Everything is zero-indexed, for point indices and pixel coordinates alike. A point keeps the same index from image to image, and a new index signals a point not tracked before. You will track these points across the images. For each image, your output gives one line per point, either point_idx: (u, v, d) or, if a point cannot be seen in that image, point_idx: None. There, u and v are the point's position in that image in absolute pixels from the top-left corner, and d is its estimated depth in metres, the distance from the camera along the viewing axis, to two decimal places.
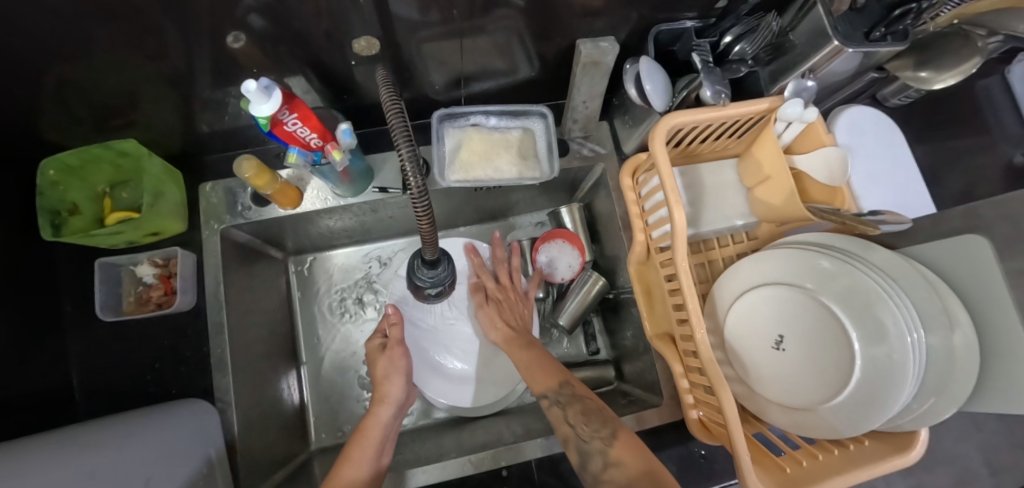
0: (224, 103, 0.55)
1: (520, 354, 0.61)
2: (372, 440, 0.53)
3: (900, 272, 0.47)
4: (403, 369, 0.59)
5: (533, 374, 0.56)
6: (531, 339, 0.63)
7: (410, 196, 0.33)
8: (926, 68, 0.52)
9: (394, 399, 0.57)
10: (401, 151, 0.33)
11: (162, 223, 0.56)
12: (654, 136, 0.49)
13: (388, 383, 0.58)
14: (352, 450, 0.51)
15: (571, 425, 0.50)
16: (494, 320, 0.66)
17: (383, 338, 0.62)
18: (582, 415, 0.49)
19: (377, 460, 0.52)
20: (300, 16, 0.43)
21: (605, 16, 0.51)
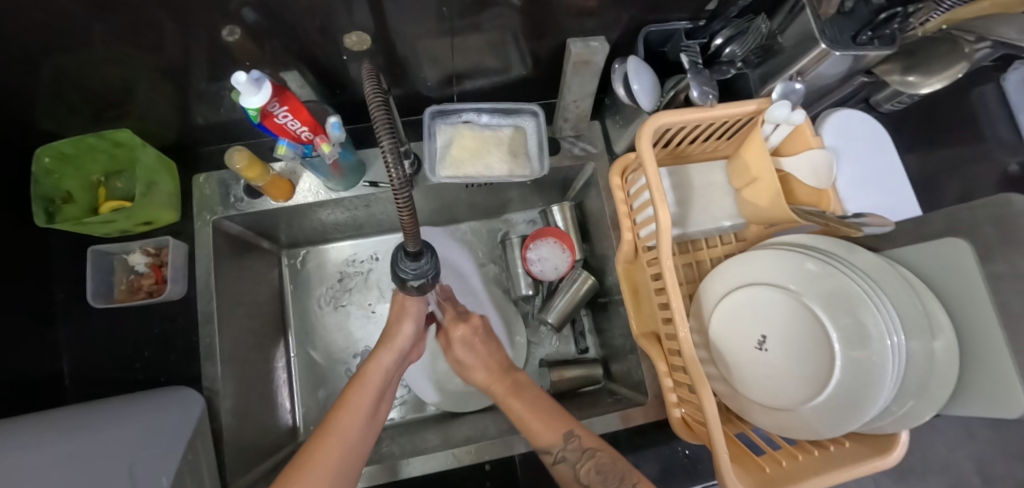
0: (219, 95, 0.56)
1: (514, 404, 0.53)
2: (371, 385, 0.52)
3: (883, 275, 0.47)
4: (414, 315, 0.57)
5: (528, 424, 0.50)
6: (522, 380, 0.56)
7: (392, 188, 0.32)
8: (915, 72, 0.52)
9: (397, 346, 0.56)
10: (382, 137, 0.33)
11: (155, 213, 0.57)
12: (641, 136, 0.49)
13: (397, 326, 0.56)
14: (349, 394, 0.51)
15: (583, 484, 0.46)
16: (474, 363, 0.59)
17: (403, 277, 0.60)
18: (597, 475, 0.45)
19: (375, 406, 0.51)
20: (293, 11, 0.44)
21: (596, 17, 0.52)
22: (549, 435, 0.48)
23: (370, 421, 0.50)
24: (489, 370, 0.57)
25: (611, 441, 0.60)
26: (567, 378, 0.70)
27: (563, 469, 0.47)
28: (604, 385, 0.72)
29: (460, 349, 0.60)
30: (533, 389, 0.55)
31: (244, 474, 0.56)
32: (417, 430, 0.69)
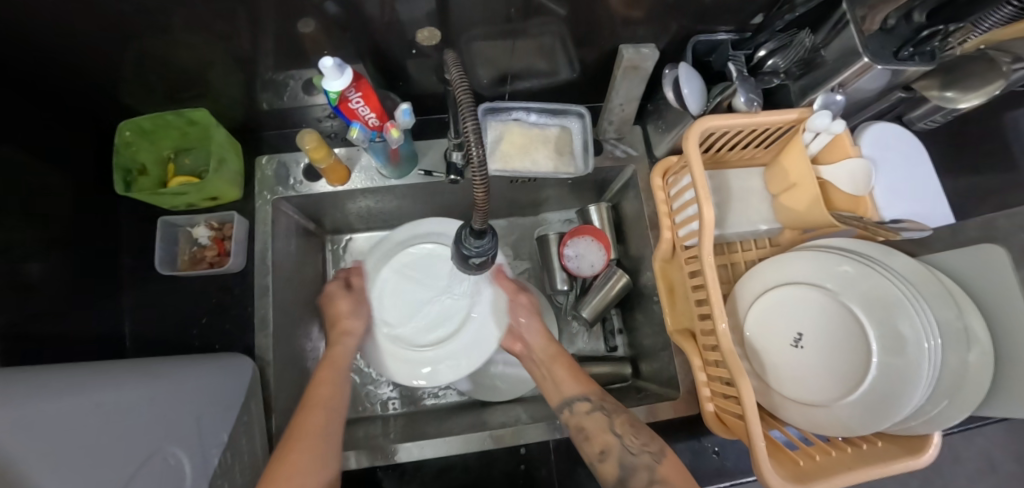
0: (287, 84, 0.60)
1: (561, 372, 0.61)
2: (339, 367, 0.59)
3: (922, 281, 0.49)
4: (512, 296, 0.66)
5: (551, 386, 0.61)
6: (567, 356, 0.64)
7: (470, 168, 0.35)
8: (952, 89, 0.54)
9: (357, 330, 0.63)
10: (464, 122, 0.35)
11: (221, 189, 0.60)
12: (687, 137, 0.52)
13: (351, 318, 0.63)
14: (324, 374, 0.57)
15: (617, 434, 0.52)
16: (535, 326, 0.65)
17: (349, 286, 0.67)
18: (631, 427, 0.52)
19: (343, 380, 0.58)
20: (373, 7, 0.47)
21: (646, 25, 0.55)
22: (586, 387, 0.58)
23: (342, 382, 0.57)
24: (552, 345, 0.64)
25: None
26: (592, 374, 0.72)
27: (596, 416, 0.54)
28: (631, 381, 0.73)
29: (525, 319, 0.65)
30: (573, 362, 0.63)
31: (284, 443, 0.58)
32: (449, 418, 0.69)
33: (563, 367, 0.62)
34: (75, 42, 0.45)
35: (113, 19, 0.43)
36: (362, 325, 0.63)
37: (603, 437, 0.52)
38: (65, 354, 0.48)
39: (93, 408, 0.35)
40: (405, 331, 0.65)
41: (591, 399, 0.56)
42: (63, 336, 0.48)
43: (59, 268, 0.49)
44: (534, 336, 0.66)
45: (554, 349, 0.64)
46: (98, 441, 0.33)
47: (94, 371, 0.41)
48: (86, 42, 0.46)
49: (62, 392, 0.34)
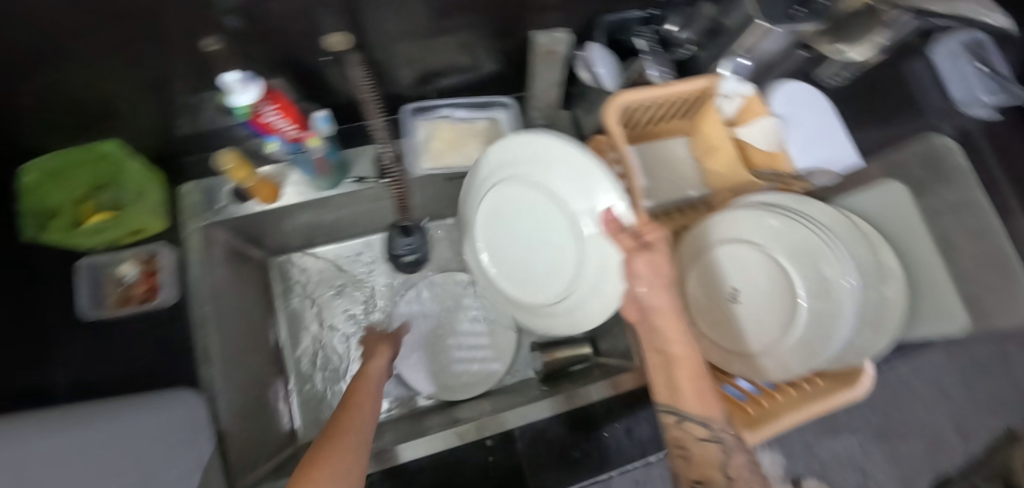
0: (200, 106, 0.58)
1: (682, 352, 0.41)
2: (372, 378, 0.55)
3: (837, 223, 0.52)
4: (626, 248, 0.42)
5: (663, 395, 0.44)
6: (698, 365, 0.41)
7: None
8: (844, 41, 0.59)
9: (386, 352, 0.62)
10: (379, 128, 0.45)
11: (143, 220, 0.58)
12: (607, 117, 0.54)
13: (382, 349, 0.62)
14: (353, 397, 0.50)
15: (728, 477, 0.40)
16: (667, 275, 0.41)
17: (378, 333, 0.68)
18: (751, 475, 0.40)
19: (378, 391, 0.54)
20: (275, 15, 0.46)
21: (557, 10, 0.56)
22: (705, 408, 0.41)
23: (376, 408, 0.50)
24: (676, 307, 0.41)
25: (606, 410, 0.61)
26: (558, 358, 0.71)
27: (712, 447, 0.40)
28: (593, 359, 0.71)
29: (644, 259, 0.40)
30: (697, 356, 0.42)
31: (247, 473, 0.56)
32: (418, 422, 0.67)
33: (692, 378, 0.41)
34: None
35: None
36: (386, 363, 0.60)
37: (705, 469, 0.41)
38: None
39: None
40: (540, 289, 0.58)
41: (710, 426, 0.41)
42: None
43: None
44: (662, 318, 0.42)
45: (676, 352, 0.41)
46: None
47: None
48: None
49: None
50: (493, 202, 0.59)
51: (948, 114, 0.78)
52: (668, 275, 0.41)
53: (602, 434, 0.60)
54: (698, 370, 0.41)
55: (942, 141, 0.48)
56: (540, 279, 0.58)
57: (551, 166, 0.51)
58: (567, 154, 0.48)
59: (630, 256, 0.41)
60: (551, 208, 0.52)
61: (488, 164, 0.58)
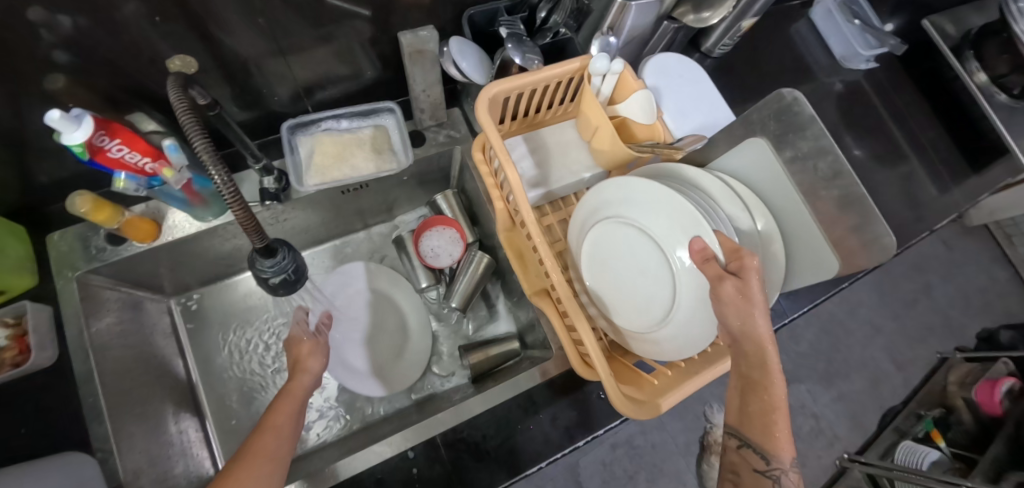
0: (51, 150, 0.54)
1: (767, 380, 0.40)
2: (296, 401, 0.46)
3: (712, 187, 0.53)
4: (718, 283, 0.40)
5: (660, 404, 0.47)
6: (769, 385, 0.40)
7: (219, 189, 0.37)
8: (705, 9, 0.59)
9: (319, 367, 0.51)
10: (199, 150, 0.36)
11: (9, 280, 0.53)
12: (478, 109, 0.52)
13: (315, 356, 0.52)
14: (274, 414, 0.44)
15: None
16: (744, 308, 0.39)
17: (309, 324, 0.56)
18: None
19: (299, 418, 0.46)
20: (101, 45, 0.44)
21: (419, 9, 0.55)
22: (772, 443, 0.39)
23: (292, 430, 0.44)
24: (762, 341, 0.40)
25: (528, 401, 0.61)
26: (490, 357, 0.69)
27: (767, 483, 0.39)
28: (523, 357, 0.70)
29: (728, 304, 0.40)
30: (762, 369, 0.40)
31: None
32: (348, 443, 0.66)
33: (755, 399, 0.40)
34: None
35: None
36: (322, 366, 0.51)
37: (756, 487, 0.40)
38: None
39: None
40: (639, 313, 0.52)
41: (771, 460, 0.39)
42: None
43: None
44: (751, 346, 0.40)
45: (760, 379, 0.40)
46: None
47: None
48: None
49: None
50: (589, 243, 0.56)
51: (832, 70, 0.83)
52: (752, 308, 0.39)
53: (527, 427, 0.60)
54: (778, 403, 0.39)
55: (789, 92, 0.48)
56: (635, 303, 0.53)
57: (631, 200, 0.53)
58: (659, 199, 0.50)
59: (715, 283, 0.40)
60: (643, 242, 0.52)
61: (580, 213, 0.58)
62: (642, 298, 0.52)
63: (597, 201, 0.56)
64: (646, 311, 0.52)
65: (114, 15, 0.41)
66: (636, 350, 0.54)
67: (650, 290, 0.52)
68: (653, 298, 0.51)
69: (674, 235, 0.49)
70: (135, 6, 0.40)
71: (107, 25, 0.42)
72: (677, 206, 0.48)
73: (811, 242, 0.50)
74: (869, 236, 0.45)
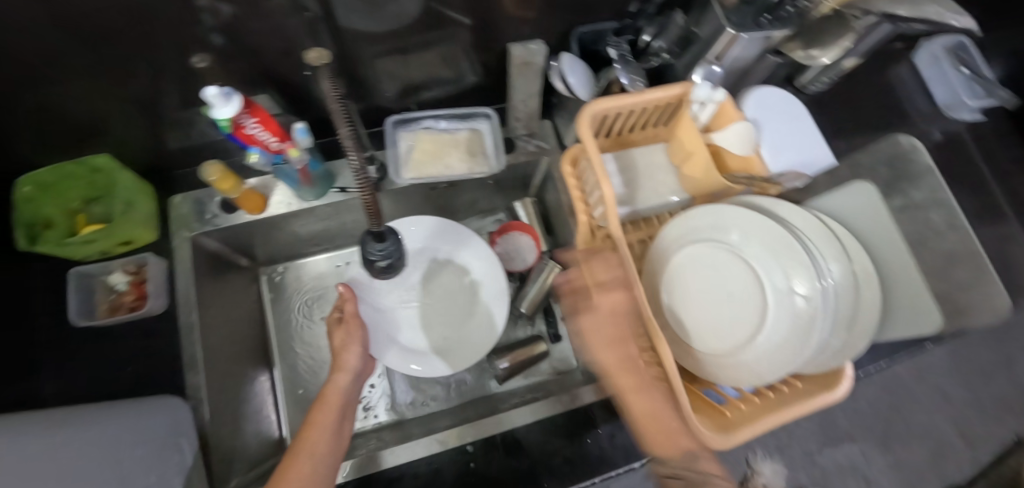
0: (189, 120, 0.60)
1: (638, 403, 0.50)
2: (334, 406, 0.51)
3: (807, 225, 0.52)
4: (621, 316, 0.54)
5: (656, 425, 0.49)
6: (650, 385, 0.51)
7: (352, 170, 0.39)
8: (814, 47, 0.59)
9: (352, 367, 0.56)
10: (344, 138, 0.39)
11: (134, 232, 0.59)
12: (580, 124, 0.54)
13: (346, 352, 0.56)
14: (316, 414, 0.50)
15: None
16: (612, 341, 0.53)
17: (340, 313, 0.60)
18: None
19: (338, 424, 0.51)
20: (255, 31, 0.49)
21: (532, 23, 0.58)
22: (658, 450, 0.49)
23: (334, 440, 0.49)
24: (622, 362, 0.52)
25: (586, 416, 0.61)
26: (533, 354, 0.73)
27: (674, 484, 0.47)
28: (578, 368, 0.75)
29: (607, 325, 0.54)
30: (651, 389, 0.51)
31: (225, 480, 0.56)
32: (402, 429, 0.68)
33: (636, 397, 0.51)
34: None
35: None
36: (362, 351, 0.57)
37: None
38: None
39: None
40: (723, 336, 0.53)
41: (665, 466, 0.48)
42: None
43: None
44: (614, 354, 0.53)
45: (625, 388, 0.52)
46: None
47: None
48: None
49: None
50: (673, 263, 0.57)
51: (933, 117, 0.79)
52: (612, 337, 0.53)
53: (584, 440, 0.60)
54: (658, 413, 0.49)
55: (906, 139, 0.48)
56: (719, 326, 0.53)
57: (725, 225, 0.55)
58: (755, 225, 0.53)
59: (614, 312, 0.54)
60: (732, 263, 0.54)
61: (667, 235, 0.58)
62: (726, 320, 0.53)
63: (683, 226, 0.58)
64: (732, 334, 0.52)
65: (267, 5, 0.45)
66: (709, 376, 0.53)
67: (737, 312, 0.53)
68: (739, 320, 0.53)
69: (767, 257, 0.52)
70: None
71: (259, 14, 0.46)
72: (773, 230, 0.52)
73: (907, 293, 0.48)
74: (980, 293, 0.43)
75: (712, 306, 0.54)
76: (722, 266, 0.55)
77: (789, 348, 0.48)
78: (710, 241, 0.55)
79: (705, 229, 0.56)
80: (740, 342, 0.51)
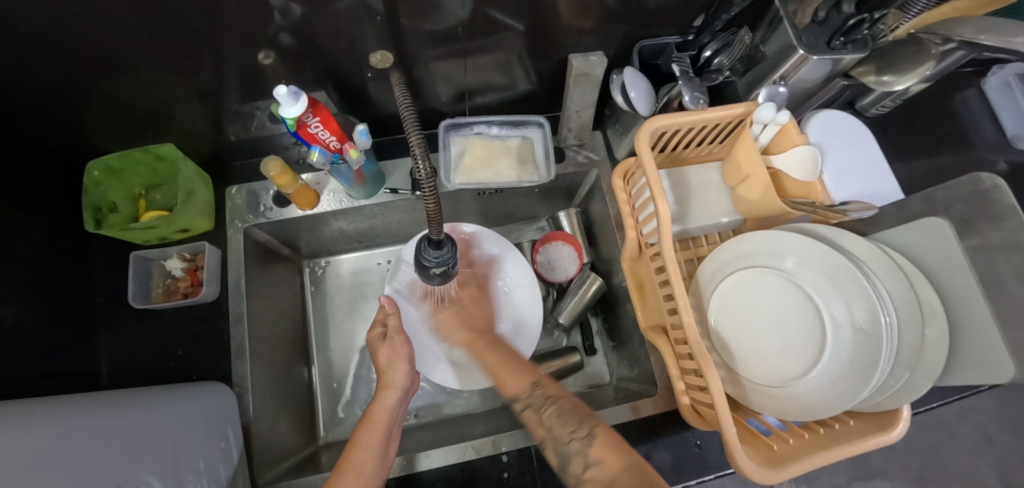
0: (250, 114, 0.62)
1: (486, 354, 0.58)
2: (379, 425, 0.53)
3: (871, 258, 0.51)
4: (483, 309, 0.66)
5: (501, 377, 0.54)
6: (496, 339, 0.61)
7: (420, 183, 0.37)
8: (888, 72, 0.56)
9: (399, 384, 0.58)
10: (413, 143, 0.37)
11: (193, 220, 0.62)
12: (639, 139, 0.53)
13: (393, 370, 0.59)
14: (362, 433, 0.52)
15: (547, 428, 0.48)
16: (456, 322, 0.63)
17: (383, 328, 0.62)
18: (558, 417, 0.48)
19: (384, 444, 0.52)
20: (324, 33, 0.50)
21: (593, 35, 0.58)
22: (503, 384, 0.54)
23: (379, 460, 0.50)
24: (472, 331, 0.62)
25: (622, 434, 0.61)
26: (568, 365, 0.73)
27: (528, 415, 0.50)
28: (610, 383, 0.76)
29: (451, 310, 0.64)
30: (505, 345, 0.60)
31: (266, 468, 0.58)
32: (434, 430, 0.69)
33: (484, 349, 0.59)
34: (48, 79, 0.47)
35: (74, 53, 0.45)
36: (407, 366, 0.59)
37: (537, 431, 0.49)
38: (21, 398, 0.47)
39: (54, 442, 0.35)
40: (772, 365, 0.51)
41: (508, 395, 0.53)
42: (24, 377, 0.48)
43: (18, 306, 0.50)
44: (445, 316, 0.64)
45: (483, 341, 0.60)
46: (62, 468, 0.34)
47: (69, 400, 0.42)
48: (39, 73, 0.47)
49: (24, 426, 0.35)
50: (724, 286, 0.56)
51: (1000, 148, 0.75)
52: (462, 319, 0.63)
53: None
54: (509, 358, 0.57)
55: (987, 177, 0.45)
56: (769, 354, 0.51)
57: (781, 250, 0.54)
58: (813, 253, 0.52)
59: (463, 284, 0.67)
60: (786, 290, 0.53)
61: (718, 257, 0.57)
62: (779, 351, 0.51)
63: (738, 250, 0.56)
64: (783, 364, 0.50)
65: (340, 8, 0.45)
66: (755, 406, 0.51)
67: (788, 341, 0.51)
68: (792, 352, 0.51)
69: (827, 289, 0.51)
70: (363, 3, 0.45)
71: (328, 15, 0.47)
72: (834, 259, 0.50)
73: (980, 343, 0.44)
74: None
75: (762, 332, 0.52)
76: (775, 292, 0.54)
77: (848, 386, 0.46)
78: (766, 267, 0.54)
79: (759, 253, 0.55)
80: (791, 371, 0.50)
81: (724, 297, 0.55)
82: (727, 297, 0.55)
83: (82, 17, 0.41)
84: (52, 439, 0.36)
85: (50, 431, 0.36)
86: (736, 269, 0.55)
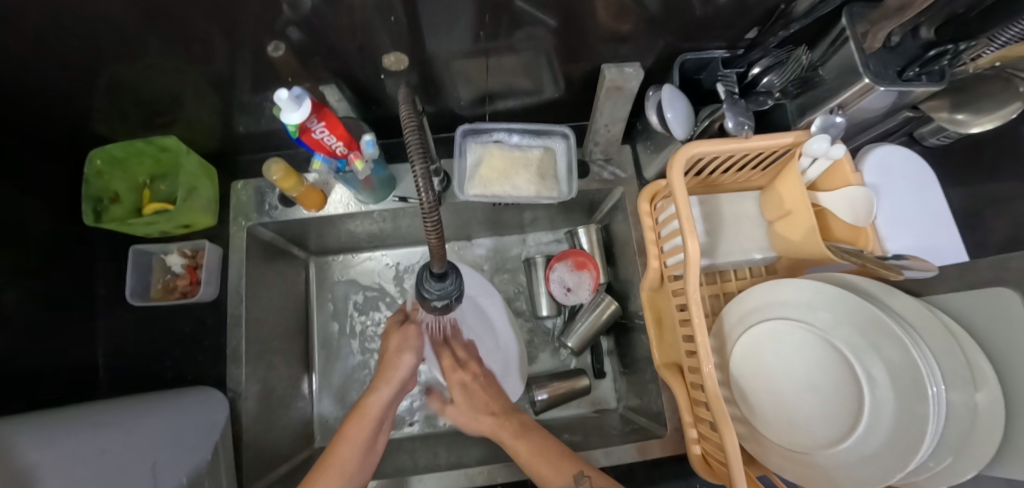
0: (261, 107, 0.58)
1: (517, 443, 0.54)
2: (369, 418, 0.53)
3: (919, 319, 0.45)
4: (414, 348, 0.59)
5: (538, 467, 0.50)
6: (525, 422, 0.58)
7: (421, 210, 0.32)
8: (964, 110, 0.50)
9: (397, 378, 0.56)
10: (413, 158, 0.32)
11: (193, 217, 0.59)
12: (672, 165, 0.48)
13: (396, 358, 0.58)
14: (348, 428, 0.52)
15: None
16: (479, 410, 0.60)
17: (403, 315, 0.65)
18: None
19: (371, 440, 0.53)
20: (335, 29, 0.45)
21: (632, 43, 0.52)
22: (541, 479, 0.50)
23: (363, 461, 0.51)
24: (495, 415, 0.59)
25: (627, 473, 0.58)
26: (573, 388, 0.70)
27: None
28: (617, 409, 0.73)
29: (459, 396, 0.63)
30: (536, 430, 0.57)
31: (259, 476, 0.56)
32: (433, 445, 0.68)
33: (519, 440, 0.55)
34: (46, 66, 0.45)
35: (68, 42, 0.42)
36: (414, 362, 0.58)
37: None
38: (13, 399, 0.46)
39: (24, 469, 0.34)
40: (796, 427, 0.47)
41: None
42: (19, 375, 0.47)
43: (15, 302, 0.48)
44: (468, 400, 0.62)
45: (506, 416, 0.59)
46: None
47: (49, 422, 0.41)
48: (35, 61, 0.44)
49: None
50: (747, 337, 0.52)
51: None
52: (480, 405, 0.61)
53: None
54: (542, 443, 0.54)
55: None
56: (793, 414, 0.48)
57: (811, 304, 0.49)
58: (851, 307, 0.46)
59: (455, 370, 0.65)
60: (816, 345, 0.49)
61: (742, 303, 0.53)
62: (806, 413, 0.47)
63: (768, 296, 0.51)
64: (806, 427, 0.47)
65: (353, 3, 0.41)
66: (773, 466, 0.47)
67: (813, 402, 0.48)
68: (820, 415, 0.47)
69: (865, 349, 0.46)
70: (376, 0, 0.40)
71: (340, 12, 0.42)
72: (875, 316, 0.44)
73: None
74: None
75: (786, 390, 0.49)
76: (804, 348, 0.49)
77: (883, 464, 0.41)
78: (798, 319, 0.49)
79: (785, 304, 0.50)
80: (815, 437, 0.46)
81: (747, 351, 0.51)
82: (749, 349, 0.51)
83: (75, 7, 0.38)
84: (18, 469, 0.33)
85: (25, 454, 0.35)
86: (761, 320, 0.51)
